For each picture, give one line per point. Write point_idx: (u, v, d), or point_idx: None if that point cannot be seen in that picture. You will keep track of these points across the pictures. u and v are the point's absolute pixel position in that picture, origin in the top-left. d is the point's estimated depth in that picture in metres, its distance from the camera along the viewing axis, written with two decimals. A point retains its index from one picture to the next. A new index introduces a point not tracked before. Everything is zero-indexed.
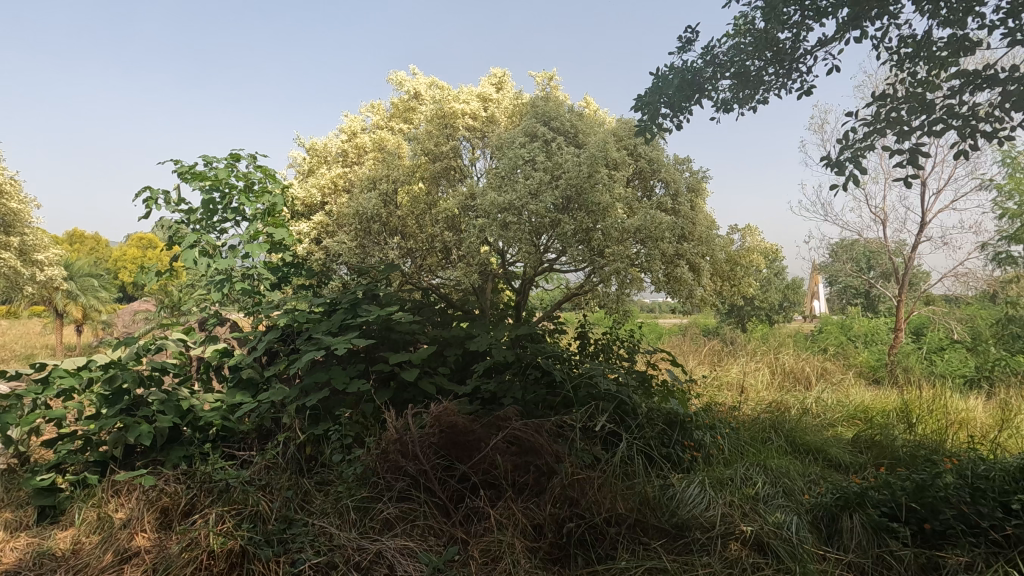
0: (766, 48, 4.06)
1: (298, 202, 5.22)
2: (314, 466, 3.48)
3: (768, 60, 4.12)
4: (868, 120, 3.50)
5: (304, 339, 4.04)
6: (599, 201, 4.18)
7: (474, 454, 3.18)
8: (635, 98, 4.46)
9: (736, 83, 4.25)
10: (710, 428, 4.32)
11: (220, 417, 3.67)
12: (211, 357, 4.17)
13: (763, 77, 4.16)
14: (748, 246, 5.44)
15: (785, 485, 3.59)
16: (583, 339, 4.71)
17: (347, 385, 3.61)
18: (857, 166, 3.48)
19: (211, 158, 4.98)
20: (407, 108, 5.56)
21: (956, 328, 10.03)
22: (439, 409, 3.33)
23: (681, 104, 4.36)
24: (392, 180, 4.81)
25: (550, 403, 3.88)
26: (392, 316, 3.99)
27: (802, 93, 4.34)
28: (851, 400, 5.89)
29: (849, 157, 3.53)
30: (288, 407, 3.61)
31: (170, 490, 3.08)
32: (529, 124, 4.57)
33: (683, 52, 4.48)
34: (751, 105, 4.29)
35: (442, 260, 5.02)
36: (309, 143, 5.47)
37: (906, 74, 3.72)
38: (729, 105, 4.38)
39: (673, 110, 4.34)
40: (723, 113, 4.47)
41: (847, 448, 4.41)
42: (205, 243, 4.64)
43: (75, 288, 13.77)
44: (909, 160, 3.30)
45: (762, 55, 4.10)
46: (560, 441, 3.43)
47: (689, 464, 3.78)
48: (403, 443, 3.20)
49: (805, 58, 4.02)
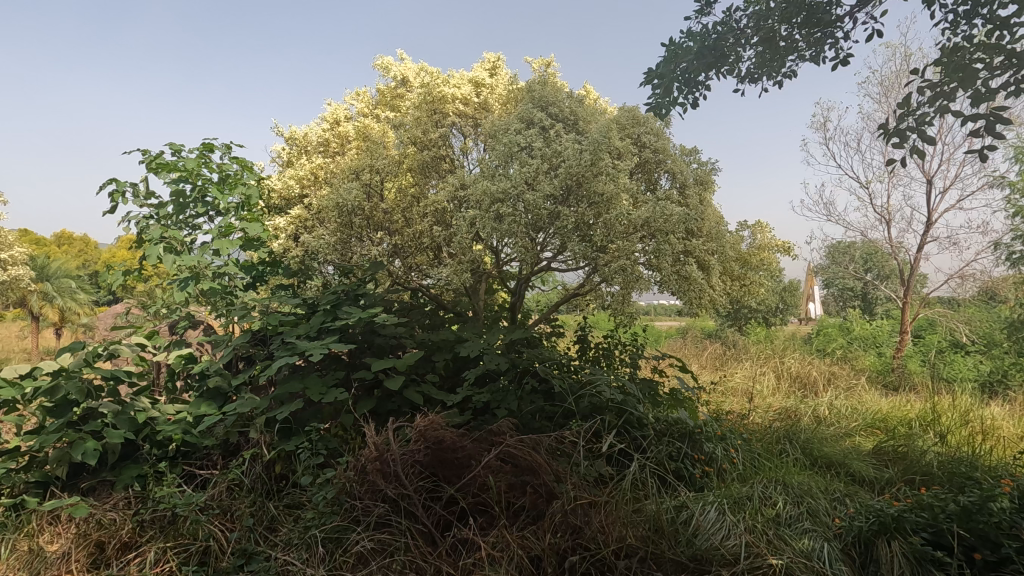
0: (797, 11, 3.70)
1: (275, 195, 4.85)
2: (284, 487, 3.11)
3: (799, 25, 3.75)
4: (932, 83, 2.98)
5: (278, 343, 3.67)
6: (602, 191, 3.81)
7: (463, 474, 2.80)
8: (645, 72, 4.26)
9: (764, 51, 3.88)
10: (721, 440, 3.97)
11: (182, 431, 3.28)
12: (175, 365, 3.79)
13: (792, 44, 3.80)
14: (758, 244, 5.13)
15: (808, 506, 3.25)
16: (583, 343, 4.36)
17: (324, 396, 3.24)
18: (920, 137, 3.00)
19: (180, 147, 4.60)
20: (394, 95, 5.20)
21: (963, 331, 9.75)
22: (424, 422, 2.95)
23: (696, 79, 4.07)
24: (376, 171, 4.44)
25: (549, 414, 3.52)
26: (376, 319, 3.63)
27: (838, 63, 3.95)
28: (866, 407, 5.56)
29: (912, 125, 2.99)
30: (256, 420, 3.24)
31: (107, 517, 2.74)
32: (526, 109, 4.19)
33: (702, 17, 4.13)
34: (780, 75, 3.94)
35: (432, 258, 4.65)
36: (290, 132, 5.11)
37: (957, 39, 3.30)
38: (756, 77, 4.02)
39: (687, 85, 4.06)
40: (749, 85, 4.10)
41: (870, 462, 4.06)
42: (172, 239, 4.36)
43: (52, 290, 13.45)
44: (986, 126, 2.81)
45: (793, 19, 3.73)
46: (560, 458, 3.07)
47: (701, 482, 3.44)
48: (384, 462, 2.79)
49: (838, 22, 3.63)
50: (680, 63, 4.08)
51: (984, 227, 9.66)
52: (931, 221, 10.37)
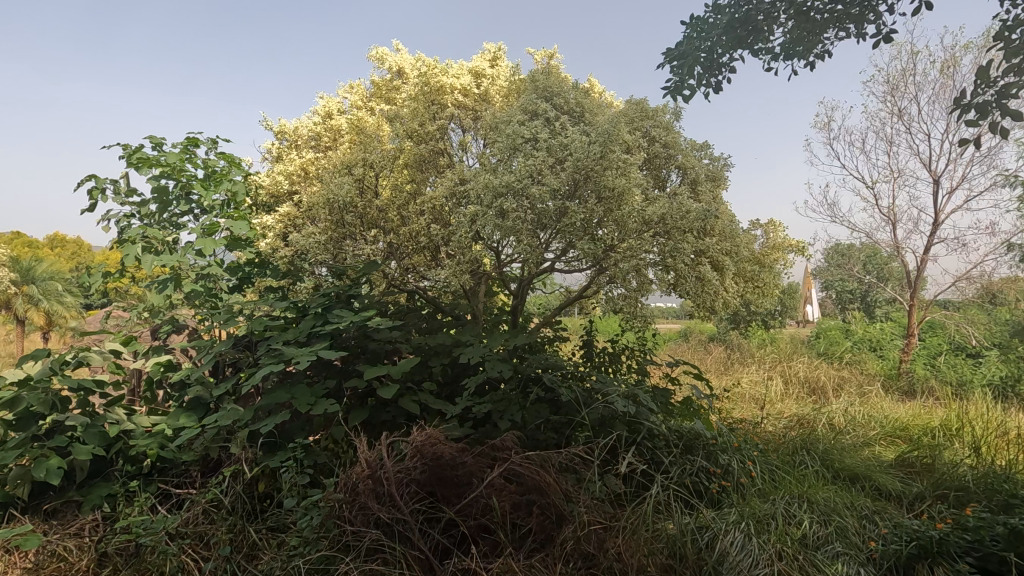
0: None
1: (263, 191, 4.59)
2: (267, 507, 2.84)
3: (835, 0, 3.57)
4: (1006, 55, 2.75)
5: (264, 350, 3.41)
6: (612, 185, 3.57)
7: (464, 494, 2.55)
8: (667, 50, 4.16)
9: (795, 28, 3.73)
10: (737, 451, 3.72)
11: (157, 446, 3.02)
12: (153, 372, 3.52)
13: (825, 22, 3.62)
14: (771, 243, 4.90)
15: (837, 525, 3.01)
16: (588, 348, 4.11)
17: (313, 407, 2.98)
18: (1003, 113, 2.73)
19: (161, 140, 4.33)
20: (389, 87, 4.97)
21: (973, 333, 9.53)
22: (421, 436, 2.68)
23: (720, 61, 4.03)
24: (369, 165, 4.18)
25: (556, 426, 3.27)
26: (369, 322, 3.37)
27: (881, 40, 3.72)
28: (883, 414, 5.31)
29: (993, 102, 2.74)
30: (238, 434, 2.97)
31: (61, 549, 2.55)
32: (529, 100, 3.96)
33: None
34: (811, 57, 3.92)
35: (429, 258, 4.39)
36: (279, 126, 4.86)
37: (1004, 22, 3.07)
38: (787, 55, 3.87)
39: (709, 68, 4.02)
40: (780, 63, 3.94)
41: (895, 475, 3.83)
42: (152, 238, 4.10)
43: (37, 294, 13.21)
44: None
45: None
46: (570, 475, 2.82)
47: (719, 497, 3.20)
48: (377, 481, 2.53)
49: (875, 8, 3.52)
50: (704, 41, 3.97)
51: (992, 229, 9.48)
52: (939, 221, 10.18)
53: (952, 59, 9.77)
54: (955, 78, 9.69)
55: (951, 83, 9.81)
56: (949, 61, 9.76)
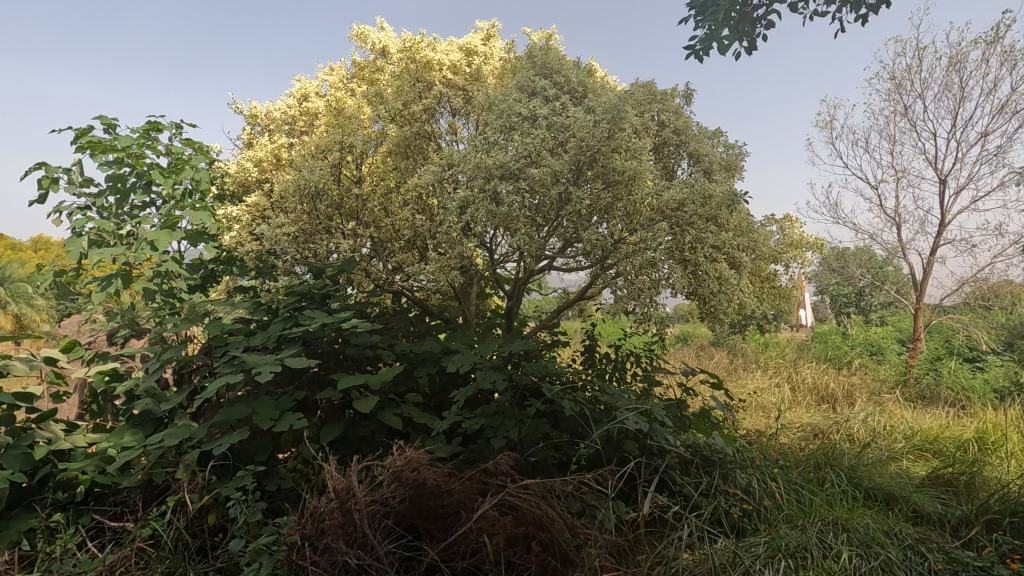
0: None
1: (230, 180, 4.16)
2: (218, 542, 2.43)
3: None
4: None
5: (225, 357, 2.99)
6: (621, 168, 3.17)
7: (450, 530, 2.15)
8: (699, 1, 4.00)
9: None
10: (758, 469, 3.32)
11: (92, 471, 2.59)
12: (97, 383, 3.08)
13: None
14: (788, 239, 4.52)
15: (882, 558, 2.61)
16: (591, 355, 3.70)
17: (276, 423, 2.57)
18: None
19: (115, 122, 3.88)
20: (373, 69, 4.55)
21: (982, 338, 9.20)
22: (400, 458, 2.26)
23: (755, 14, 3.94)
24: (349, 149, 3.78)
25: (557, 444, 2.87)
26: (346, 325, 2.95)
27: None
28: (906, 426, 4.92)
29: None
30: (187, 456, 2.55)
31: None
32: (526, 77, 3.57)
33: None
34: (860, 10, 3.79)
35: (416, 256, 3.97)
36: (251, 109, 4.41)
37: None
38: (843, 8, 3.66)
39: (744, 22, 3.94)
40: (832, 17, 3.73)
41: (933, 497, 3.43)
42: (104, 231, 3.66)
43: (7, 295, 12.63)
44: None
45: None
46: (573, 504, 2.42)
47: (742, 525, 2.80)
48: (346, 516, 2.10)
49: None
50: None
51: (1002, 229, 9.17)
52: (946, 222, 9.87)
53: (959, 53, 9.50)
54: (962, 74, 9.43)
55: (957, 79, 9.56)
56: (956, 56, 9.50)
